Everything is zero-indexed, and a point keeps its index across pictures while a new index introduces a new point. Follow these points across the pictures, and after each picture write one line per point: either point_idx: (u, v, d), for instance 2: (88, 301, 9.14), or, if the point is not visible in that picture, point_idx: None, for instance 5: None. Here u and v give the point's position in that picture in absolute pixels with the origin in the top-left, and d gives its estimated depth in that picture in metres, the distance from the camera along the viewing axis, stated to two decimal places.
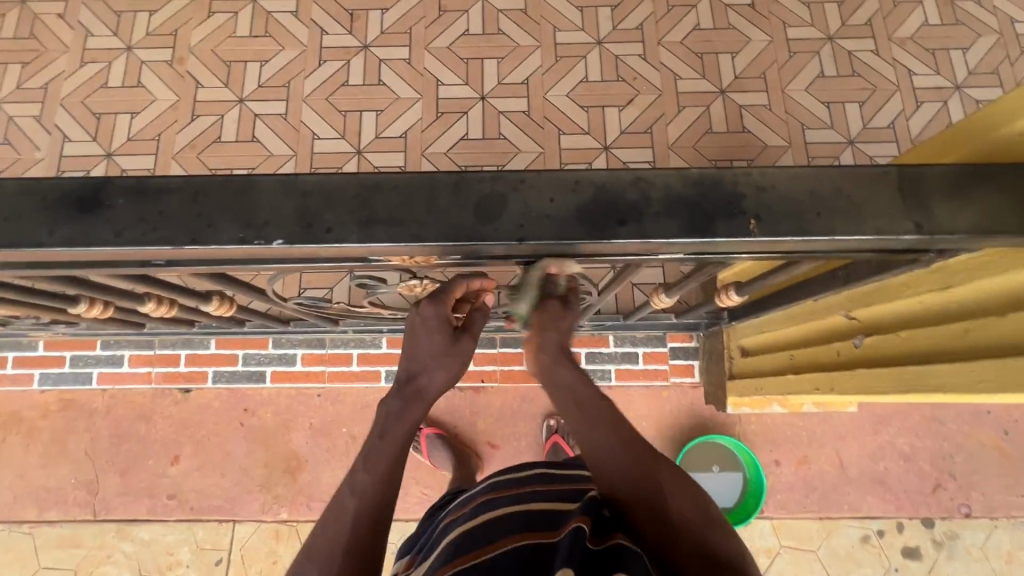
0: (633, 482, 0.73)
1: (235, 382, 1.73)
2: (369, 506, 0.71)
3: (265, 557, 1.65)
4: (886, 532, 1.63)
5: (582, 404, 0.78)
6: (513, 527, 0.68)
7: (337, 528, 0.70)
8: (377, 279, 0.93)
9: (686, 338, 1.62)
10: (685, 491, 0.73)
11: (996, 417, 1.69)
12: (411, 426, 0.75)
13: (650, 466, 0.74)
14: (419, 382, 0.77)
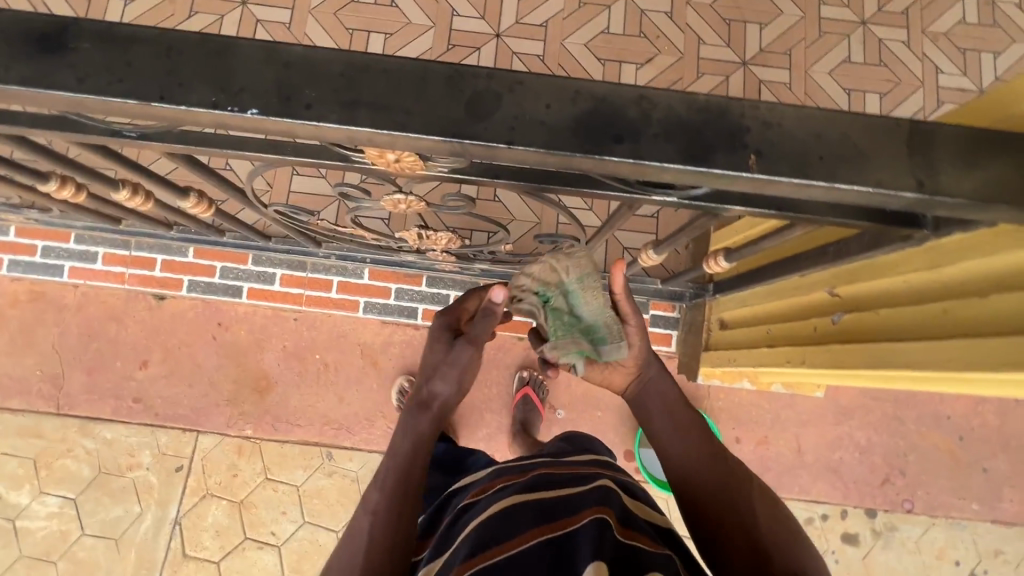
0: (723, 492, 0.76)
1: (211, 294, 1.70)
2: (384, 524, 0.72)
3: (226, 469, 1.67)
4: (830, 517, 1.70)
5: (668, 412, 0.84)
6: (533, 515, 0.72)
7: (351, 552, 0.71)
8: (359, 189, 0.87)
9: (667, 308, 1.56)
10: (773, 507, 0.76)
11: (954, 423, 1.73)
12: (413, 438, 0.78)
13: (735, 476, 0.78)
14: (429, 393, 0.80)
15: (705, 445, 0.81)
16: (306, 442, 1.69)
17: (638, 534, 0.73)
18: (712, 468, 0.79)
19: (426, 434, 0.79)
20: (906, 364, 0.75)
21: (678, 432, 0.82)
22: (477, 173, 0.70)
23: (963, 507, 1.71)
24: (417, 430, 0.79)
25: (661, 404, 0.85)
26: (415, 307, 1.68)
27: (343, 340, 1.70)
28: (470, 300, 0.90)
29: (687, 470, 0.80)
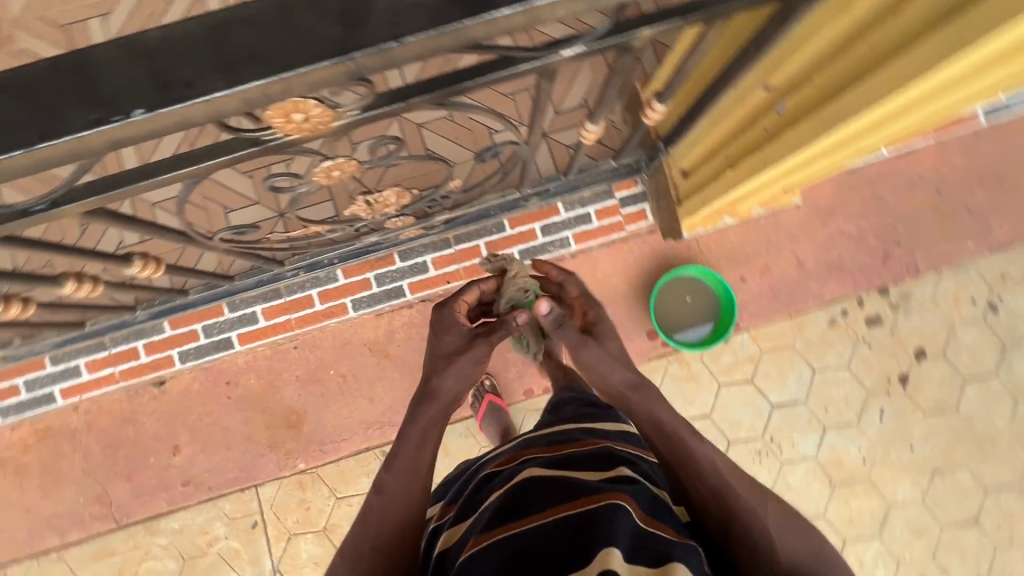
0: (735, 520, 0.81)
1: (205, 356, 1.68)
2: (391, 504, 0.88)
3: (298, 507, 1.70)
4: (850, 310, 1.77)
5: (670, 440, 0.92)
6: (557, 493, 0.80)
7: (361, 525, 0.87)
8: (288, 172, 0.81)
9: (631, 185, 1.61)
10: (795, 533, 0.80)
11: (927, 179, 1.79)
12: (422, 422, 0.96)
13: (751, 504, 0.83)
14: (440, 387, 0.99)
15: (713, 472, 0.86)
16: (358, 451, 1.71)
17: (664, 525, 0.77)
18: (723, 499, 0.83)
19: (434, 420, 0.97)
20: (867, 104, 0.74)
21: (683, 462, 0.89)
22: (390, 101, 0.69)
23: (961, 250, 1.79)
24: (432, 417, 0.97)
25: (659, 430, 0.95)
26: (400, 285, 1.66)
27: (348, 346, 1.71)
28: (470, 291, 1.14)
29: (697, 496, 0.86)
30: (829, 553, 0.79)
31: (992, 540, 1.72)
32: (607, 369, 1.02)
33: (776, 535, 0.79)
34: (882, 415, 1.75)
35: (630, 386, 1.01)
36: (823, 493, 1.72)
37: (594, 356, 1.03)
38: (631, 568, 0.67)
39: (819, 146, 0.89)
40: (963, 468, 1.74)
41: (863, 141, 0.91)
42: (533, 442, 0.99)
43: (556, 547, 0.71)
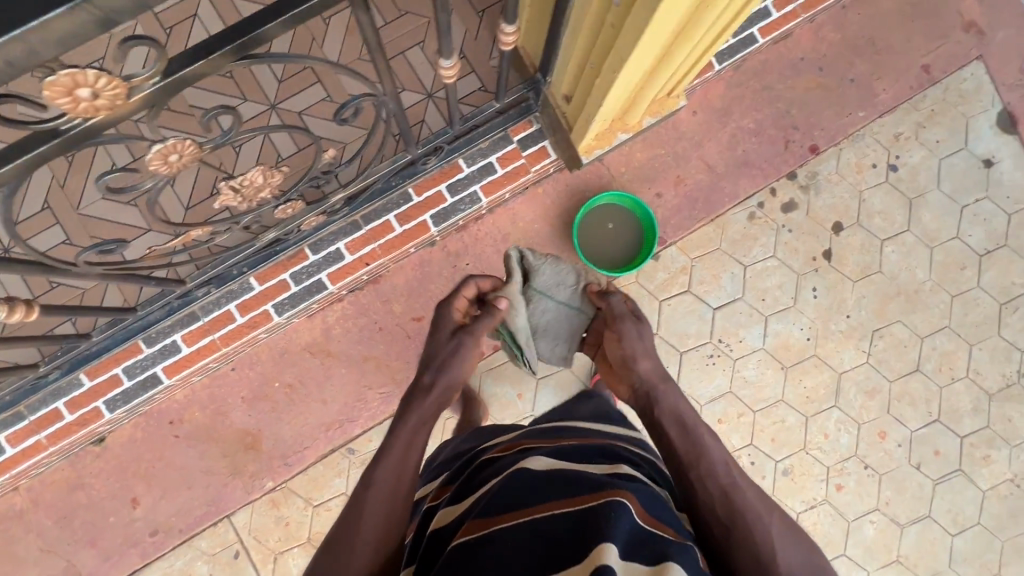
0: (738, 522, 0.89)
1: (133, 401, 1.60)
2: (386, 494, 0.91)
3: (276, 525, 1.66)
4: (766, 201, 1.82)
5: (689, 437, 1.00)
6: (564, 490, 0.84)
7: (356, 510, 0.90)
8: (123, 167, 0.76)
9: (527, 125, 1.61)
10: (791, 542, 0.89)
11: (809, 60, 1.85)
12: (418, 417, 1.02)
13: (758, 512, 0.90)
14: (435, 381, 1.07)
15: (726, 474, 0.94)
16: (324, 455, 1.68)
17: (666, 526, 0.83)
18: (732, 501, 0.91)
19: (429, 412, 1.04)
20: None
21: (700, 458, 0.97)
22: (189, 61, 0.64)
23: (854, 120, 1.86)
24: (424, 416, 1.03)
25: (679, 426, 1.03)
26: (319, 278, 1.62)
27: (287, 354, 1.66)
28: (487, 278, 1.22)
29: (705, 489, 0.93)
30: (817, 566, 0.88)
31: (935, 382, 1.84)
32: (636, 359, 1.13)
33: (774, 540, 0.87)
34: (816, 293, 1.82)
35: (659, 377, 1.11)
36: (778, 379, 1.80)
37: (633, 333, 1.15)
38: (627, 564, 0.71)
39: (667, 21, 0.90)
40: (897, 323, 1.84)
41: (708, 12, 0.94)
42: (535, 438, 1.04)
43: (556, 538, 0.75)
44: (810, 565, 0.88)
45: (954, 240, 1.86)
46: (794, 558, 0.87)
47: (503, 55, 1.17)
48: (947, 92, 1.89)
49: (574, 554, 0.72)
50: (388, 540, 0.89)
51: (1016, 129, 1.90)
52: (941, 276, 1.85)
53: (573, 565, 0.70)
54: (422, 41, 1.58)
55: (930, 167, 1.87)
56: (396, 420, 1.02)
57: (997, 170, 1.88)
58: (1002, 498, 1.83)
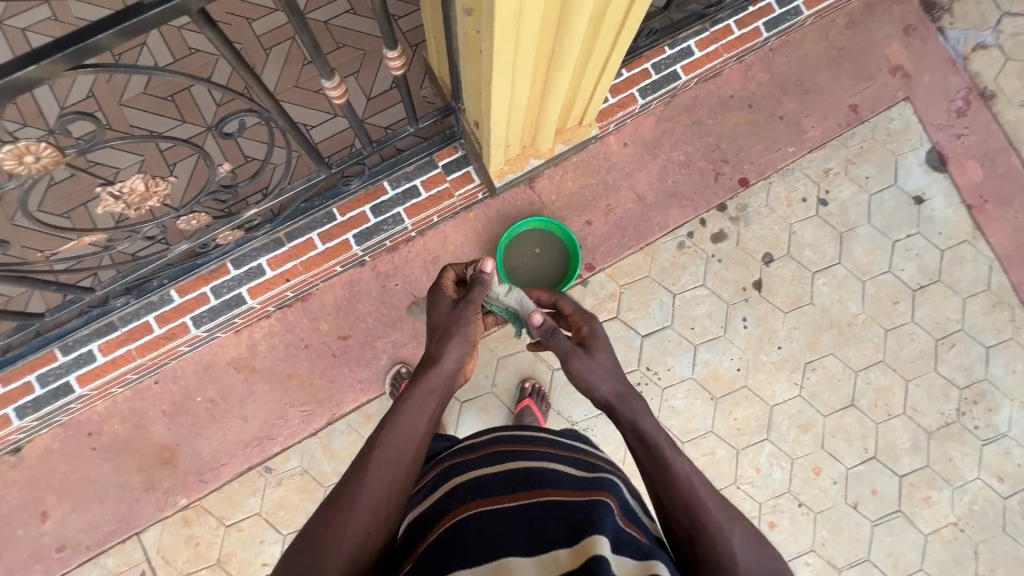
0: (700, 534, 0.79)
1: (44, 409, 1.54)
2: (388, 462, 0.85)
3: (186, 545, 1.63)
4: (695, 231, 1.85)
5: (647, 451, 0.88)
6: (563, 484, 0.87)
7: (356, 477, 0.83)
8: None
9: (452, 151, 1.65)
10: (759, 545, 0.78)
11: (738, 98, 1.91)
12: (431, 387, 0.96)
13: (720, 522, 0.79)
14: (441, 354, 1.00)
15: (687, 486, 0.82)
16: (240, 473, 1.66)
17: (636, 527, 0.84)
18: (694, 514, 0.80)
19: (439, 384, 0.97)
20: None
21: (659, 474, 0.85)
22: (22, 66, 0.70)
23: (783, 156, 1.90)
24: (438, 388, 0.97)
25: (638, 439, 0.91)
26: (239, 293, 1.59)
27: (211, 369, 1.67)
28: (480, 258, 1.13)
29: (669, 504, 0.83)
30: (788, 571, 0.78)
31: (871, 418, 1.80)
32: (595, 381, 0.99)
33: (740, 553, 0.77)
34: (746, 323, 1.82)
35: (616, 397, 0.97)
36: (708, 409, 1.77)
37: (585, 370, 1.00)
38: (620, 561, 0.72)
39: (524, 51, 0.98)
40: (830, 356, 1.82)
41: (568, 42, 1.02)
42: (506, 429, 1.05)
43: (550, 526, 0.77)
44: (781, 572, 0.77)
45: (887, 275, 1.86)
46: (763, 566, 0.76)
47: (398, 77, 1.27)
48: (875, 130, 1.94)
49: (572, 541, 0.73)
50: (390, 508, 0.82)
51: (945, 167, 1.93)
52: (874, 310, 1.85)
53: (566, 549, 0.72)
54: (357, 71, 1.68)
55: (860, 202, 1.90)
56: (406, 386, 0.96)
57: (928, 208, 1.91)
58: (945, 543, 1.75)
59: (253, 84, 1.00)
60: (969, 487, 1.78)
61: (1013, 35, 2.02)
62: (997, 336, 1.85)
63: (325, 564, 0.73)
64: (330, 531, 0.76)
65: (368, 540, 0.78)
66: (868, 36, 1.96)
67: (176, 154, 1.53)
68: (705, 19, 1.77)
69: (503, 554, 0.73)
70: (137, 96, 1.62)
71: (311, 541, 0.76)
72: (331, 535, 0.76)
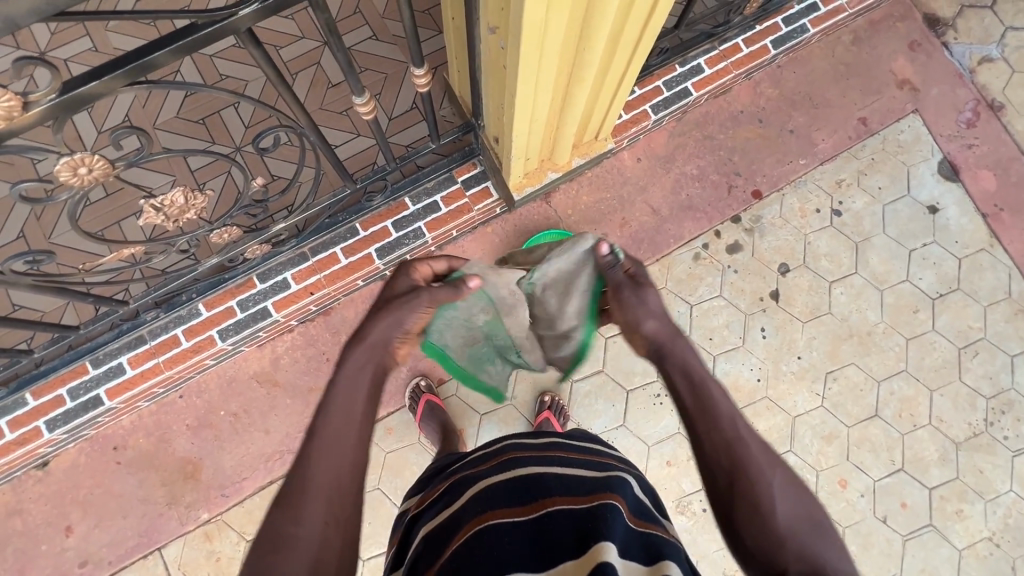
0: (742, 474, 0.78)
1: (74, 422, 1.56)
2: (334, 449, 0.76)
3: (207, 560, 1.62)
4: (710, 243, 1.87)
5: (692, 388, 0.87)
6: (572, 491, 0.86)
7: (301, 470, 0.75)
8: (37, 180, 0.89)
9: (471, 167, 1.70)
10: (801, 494, 0.77)
11: (749, 112, 1.95)
12: (366, 366, 0.85)
13: (761, 464, 0.79)
14: (378, 327, 0.88)
15: (730, 427, 0.82)
16: (262, 487, 1.66)
17: (650, 523, 0.85)
18: (735, 455, 0.80)
19: (375, 360, 0.86)
20: (546, 7, 0.87)
21: (703, 414, 0.84)
22: (85, 81, 0.74)
23: (795, 168, 1.93)
24: (373, 361, 0.86)
25: (685, 380, 0.89)
26: (264, 306, 1.63)
27: (235, 383, 1.69)
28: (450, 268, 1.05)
29: (709, 444, 0.82)
30: (830, 523, 0.76)
31: (897, 429, 1.77)
32: (641, 318, 0.96)
33: (778, 495, 0.76)
34: (765, 333, 1.82)
35: (668, 336, 0.94)
36: None
37: (635, 303, 0.97)
38: (627, 564, 0.71)
39: (548, 63, 1.01)
40: (851, 366, 1.80)
41: (589, 57, 1.06)
42: (518, 435, 1.04)
43: (558, 535, 0.77)
44: (823, 523, 0.75)
45: (905, 284, 1.86)
46: (804, 514, 0.75)
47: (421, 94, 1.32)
48: (885, 142, 1.96)
49: (578, 552, 0.72)
50: (345, 496, 0.75)
51: (958, 177, 1.95)
52: (894, 318, 1.84)
53: (572, 562, 0.71)
54: (379, 93, 1.74)
55: (874, 212, 1.91)
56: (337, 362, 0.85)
57: (943, 217, 1.91)
58: (981, 559, 1.69)
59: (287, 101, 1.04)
60: (1002, 500, 1.73)
61: (1018, 49, 2.06)
62: (1021, 344, 1.83)
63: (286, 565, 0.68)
64: (286, 528, 0.70)
65: (329, 531, 0.72)
66: (874, 52, 2.01)
67: (206, 173, 1.59)
68: (713, 39, 1.83)
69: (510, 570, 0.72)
70: (170, 120, 1.70)
71: (268, 543, 0.69)
72: (287, 534, 0.70)
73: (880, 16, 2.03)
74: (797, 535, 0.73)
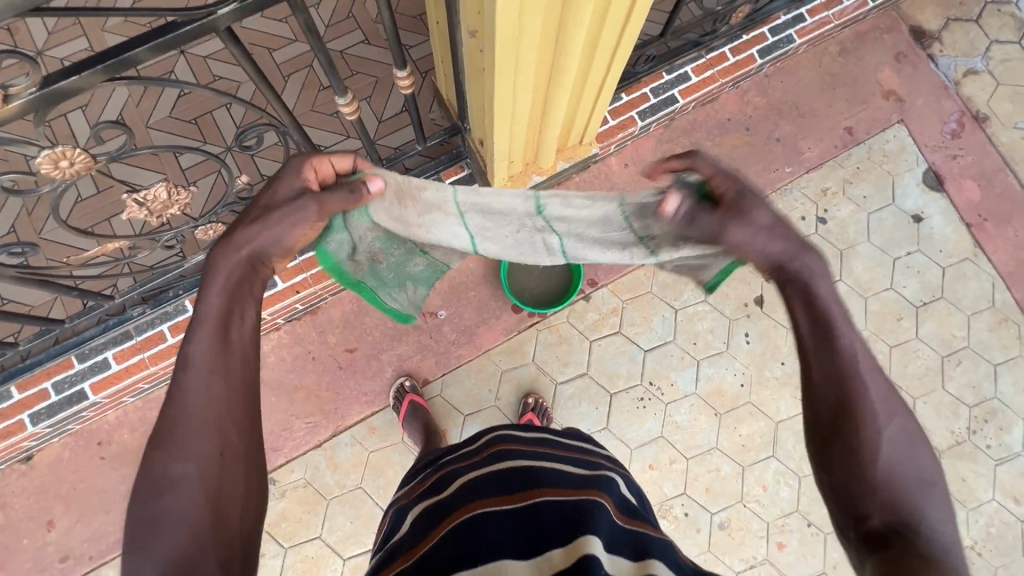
0: (852, 420, 0.71)
1: (57, 416, 1.57)
2: (214, 377, 0.70)
3: None
4: None
5: (817, 318, 0.75)
6: (563, 484, 0.87)
7: (177, 403, 0.68)
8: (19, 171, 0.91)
9: (458, 170, 1.72)
10: (911, 451, 0.71)
11: (736, 120, 1.98)
12: (236, 287, 0.75)
13: (877, 413, 0.71)
14: (249, 240, 0.76)
15: (852, 367, 0.73)
16: None
17: (635, 520, 0.87)
18: (850, 401, 0.72)
19: (246, 279, 0.76)
20: (518, 13, 0.89)
21: (825, 346, 0.74)
22: (64, 75, 0.76)
23: (781, 176, 1.95)
24: (243, 281, 0.76)
25: (812, 308, 0.76)
26: None
27: None
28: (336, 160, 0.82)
29: (818, 374, 0.75)
30: (935, 480, 0.70)
31: None
32: (750, 250, 0.77)
33: (887, 444, 0.70)
34: (748, 338, 1.83)
35: (790, 258, 0.76)
36: (712, 425, 1.76)
37: (748, 239, 0.76)
38: (613, 559, 0.72)
39: (525, 66, 1.04)
40: None
41: (566, 61, 1.08)
42: (507, 428, 1.05)
43: (546, 522, 0.77)
44: (928, 480, 0.70)
45: (888, 291, 1.87)
46: (912, 470, 0.70)
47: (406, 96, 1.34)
48: (871, 151, 1.99)
49: (565, 540, 0.73)
50: (233, 424, 0.69)
51: (943, 187, 1.96)
52: (877, 326, 1.85)
53: (559, 548, 0.72)
54: (369, 96, 1.77)
55: (859, 220, 1.93)
56: (202, 285, 0.74)
57: (928, 226, 1.93)
58: None
59: (268, 99, 1.06)
60: (983, 509, 1.73)
61: (1003, 62, 2.09)
62: (1004, 353, 1.84)
63: (174, 505, 0.64)
64: (172, 465, 0.65)
65: (225, 459, 0.67)
66: (860, 63, 2.04)
67: (196, 171, 1.62)
68: (700, 47, 1.85)
69: (498, 557, 0.72)
70: (163, 118, 1.73)
71: (156, 483, 0.65)
72: (175, 469, 0.65)
73: (867, 27, 2.06)
74: (898, 488, 0.68)
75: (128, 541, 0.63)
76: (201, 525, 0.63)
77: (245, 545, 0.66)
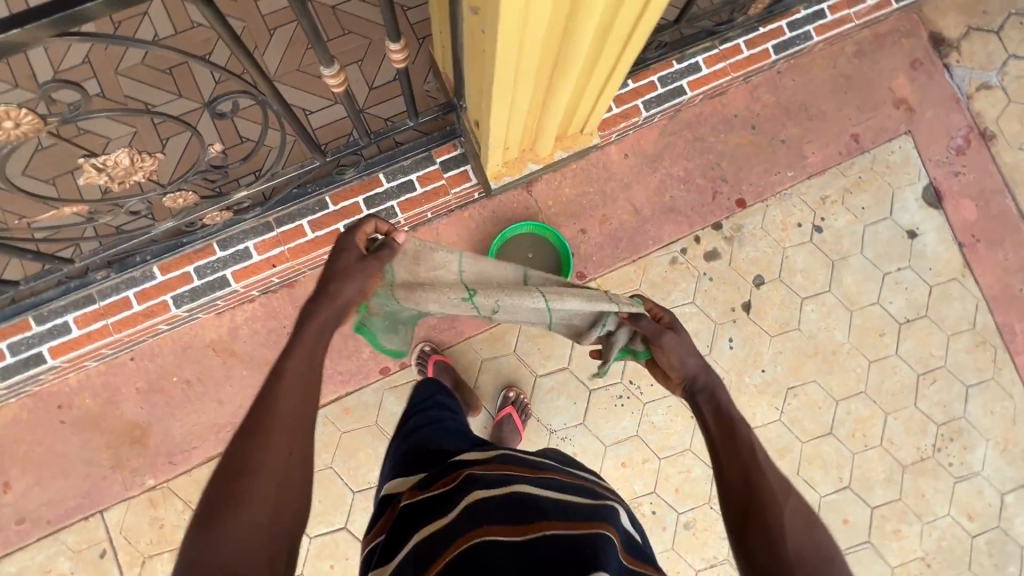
0: (758, 498, 0.82)
1: (12, 378, 1.51)
2: (298, 391, 0.79)
3: (149, 527, 1.60)
4: (689, 248, 1.85)
5: (719, 418, 0.95)
6: (574, 516, 0.82)
7: (264, 407, 0.76)
8: None
9: (451, 148, 1.63)
10: (811, 532, 0.79)
11: (743, 118, 1.90)
12: (323, 323, 0.88)
13: (775, 490, 0.83)
14: (342, 290, 0.90)
15: (749, 455, 0.88)
16: (211, 457, 1.63)
17: (641, 561, 0.84)
18: (751, 478, 0.85)
19: (331, 319, 0.89)
20: None
21: (731, 438, 0.91)
22: (5, 26, 0.67)
23: (781, 179, 1.90)
24: (333, 319, 0.89)
25: (715, 411, 0.96)
26: (223, 275, 1.56)
27: (190, 350, 1.64)
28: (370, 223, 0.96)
29: (725, 459, 0.89)
30: (836, 560, 0.77)
31: (848, 448, 1.80)
32: (681, 358, 1.01)
33: (788, 521, 0.79)
34: (732, 344, 1.82)
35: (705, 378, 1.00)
36: (688, 428, 1.76)
37: (685, 347, 1.01)
38: None
39: (531, 51, 0.96)
40: (812, 384, 1.82)
41: (574, 49, 1.01)
42: (513, 450, 1.01)
43: (556, 557, 0.73)
44: (828, 554, 0.78)
45: (875, 306, 1.87)
46: (808, 544, 0.77)
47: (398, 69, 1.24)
48: (875, 161, 1.94)
49: None
50: (307, 434, 0.78)
51: (941, 205, 1.94)
52: (859, 339, 1.85)
53: None
54: (361, 60, 1.66)
55: (854, 232, 1.90)
56: (302, 315, 0.88)
57: (921, 243, 1.91)
58: None
59: (245, 66, 0.97)
60: (938, 523, 1.79)
61: (1018, 78, 2.03)
62: (978, 375, 1.87)
63: (252, 492, 0.69)
64: (253, 455, 0.72)
65: (293, 460, 0.74)
66: (874, 67, 1.96)
67: (169, 128, 1.51)
68: (714, 37, 1.76)
69: None
70: (134, 65, 1.60)
71: (234, 469, 0.71)
72: (253, 460, 0.72)
73: (886, 29, 1.98)
74: (803, 561, 0.75)
75: (205, 508, 0.68)
76: (268, 518, 0.69)
77: (290, 542, 0.71)
